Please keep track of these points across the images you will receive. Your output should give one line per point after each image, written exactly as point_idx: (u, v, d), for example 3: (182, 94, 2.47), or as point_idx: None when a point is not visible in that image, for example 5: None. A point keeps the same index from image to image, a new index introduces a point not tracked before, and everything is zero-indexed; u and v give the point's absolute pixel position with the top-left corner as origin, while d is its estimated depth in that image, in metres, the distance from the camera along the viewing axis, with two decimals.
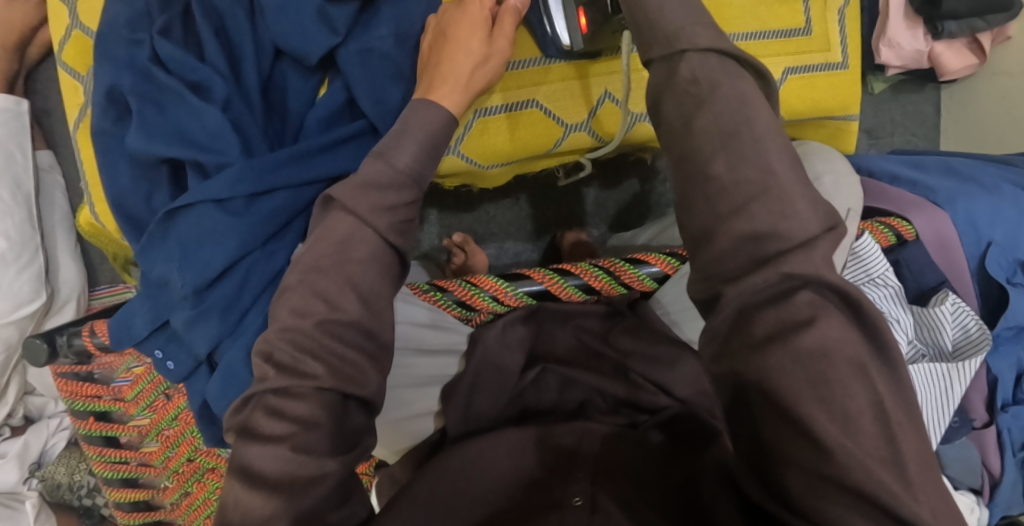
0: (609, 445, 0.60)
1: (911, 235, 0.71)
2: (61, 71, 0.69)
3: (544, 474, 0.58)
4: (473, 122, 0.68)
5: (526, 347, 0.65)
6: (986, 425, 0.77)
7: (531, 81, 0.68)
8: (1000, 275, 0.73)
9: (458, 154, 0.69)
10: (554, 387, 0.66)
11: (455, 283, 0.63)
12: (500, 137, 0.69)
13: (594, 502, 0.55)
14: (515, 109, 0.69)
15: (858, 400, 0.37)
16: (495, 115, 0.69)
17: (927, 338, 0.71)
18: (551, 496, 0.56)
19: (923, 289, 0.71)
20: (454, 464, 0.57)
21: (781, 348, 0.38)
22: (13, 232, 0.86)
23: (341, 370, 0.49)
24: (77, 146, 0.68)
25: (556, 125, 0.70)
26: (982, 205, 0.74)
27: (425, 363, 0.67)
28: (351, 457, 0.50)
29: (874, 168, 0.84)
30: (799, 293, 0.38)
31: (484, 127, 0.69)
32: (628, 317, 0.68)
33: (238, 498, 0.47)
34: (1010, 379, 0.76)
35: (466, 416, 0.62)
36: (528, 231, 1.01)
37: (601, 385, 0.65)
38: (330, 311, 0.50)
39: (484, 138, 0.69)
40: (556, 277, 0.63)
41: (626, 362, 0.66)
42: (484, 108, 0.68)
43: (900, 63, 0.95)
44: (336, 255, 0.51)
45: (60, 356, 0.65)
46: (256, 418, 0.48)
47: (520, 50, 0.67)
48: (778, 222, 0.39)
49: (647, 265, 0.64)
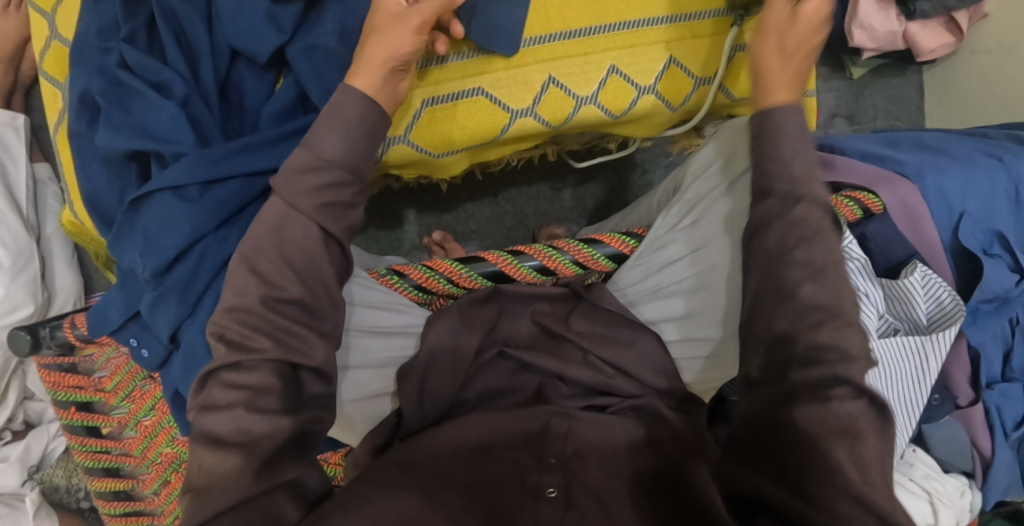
0: (577, 434, 0.59)
1: (880, 208, 0.69)
2: (43, 79, 0.70)
3: (516, 456, 0.57)
4: (421, 112, 0.65)
5: (485, 328, 0.65)
6: (972, 402, 0.73)
7: (477, 69, 0.65)
8: (975, 246, 0.71)
9: (408, 143, 0.67)
10: (506, 370, 0.66)
11: (413, 267, 0.64)
12: (450, 126, 0.66)
13: (568, 495, 0.54)
14: (462, 98, 0.65)
15: (869, 447, 0.46)
16: (443, 104, 0.65)
17: (899, 312, 0.70)
18: (525, 484, 0.55)
19: (891, 262, 0.72)
20: (422, 456, 0.57)
21: (820, 401, 0.47)
22: (9, 239, 0.90)
23: (287, 345, 0.50)
24: (57, 148, 0.70)
25: (502, 112, 0.66)
26: (953, 175, 0.73)
27: (380, 345, 0.66)
28: (305, 419, 0.51)
29: (845, 147, 0.82)
30: (835, 383, 0.47)
31: (433, 117, 0.66)
32: (585, 301, 0.67)
33: (199, 465, 0.48)
34: (993, 356, 0.74)
35: (420, 398, 0.62)
36: (506, 229, 1.02)
37: (561, 369, 0.64)
38: (270, 290, 0.51)
39: (434, 127, 0.66)
40: (511, 258, 0.63)
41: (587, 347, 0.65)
42: (432, 97, 0.65)
43: (874, 45, 0.95)
44: (294, 231, 0.51)
45: (43, 348, 0.68)
46: (214, 392, 0.49)
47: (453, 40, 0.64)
48: (836, 337, 0.48)
49: (602, 245, 0.65)
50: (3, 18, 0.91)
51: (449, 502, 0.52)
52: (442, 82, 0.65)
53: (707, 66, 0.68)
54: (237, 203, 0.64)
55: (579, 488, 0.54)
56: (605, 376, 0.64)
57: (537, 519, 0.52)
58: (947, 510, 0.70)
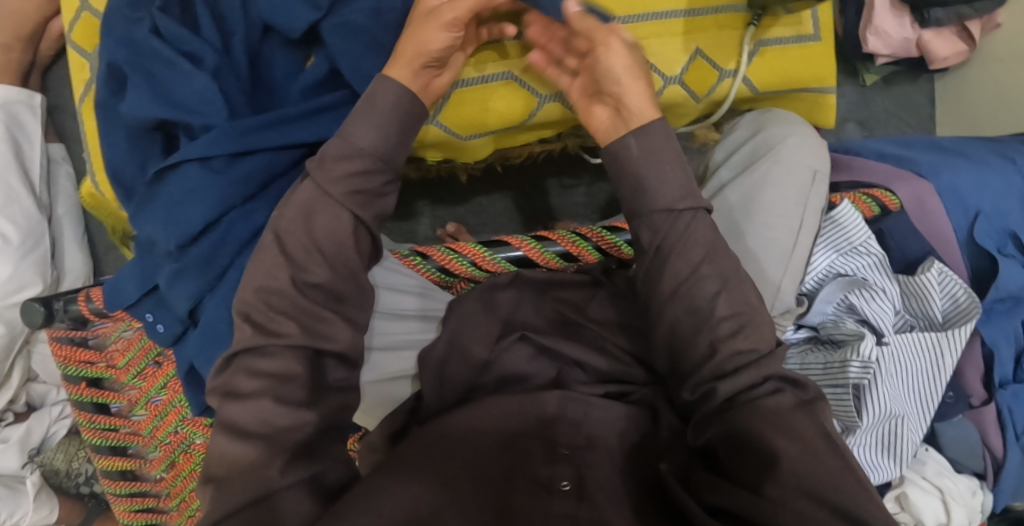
0: (592, 427, 0.59)
1: (895, 206, 0.70)
2: (69, 49, 0.70)
3: (529, 447, 0.57)
4: (449, 94, 0.65)
5: (507, 312, 0.65)
6: (985, 402, 0.74)
7: (506, 54, 0.66)
8: (991, 245, 0.71)
9: (436, 125, 0.67)
10: (528, 355, 0.65)
11: (437, 248, 0.66)
12: (478, 109, 0.67)
13: (582, 488, 0.53)
14: (490, 82, 0.66)
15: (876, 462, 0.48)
16: (471, 87, 0.66)
17: (915, 308, 0.70)
18: (538, 474, 0.55)
19: (909, 259, 0.71)
20: (435, 439, 0.56)
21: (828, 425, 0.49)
22: (21, 217, 0.90)
23: (312, 325, 0.51)
24: (81, 119, 0.70)
25: (530, 97, 0.67)
26: (966, 176, 0.73)
27: (402, 328, 0.67)
28: (325, 404, 0.52)
29: (860, 149, 0.83)
30: None
31: (460, 99, 0.66)
32: (605, 287, 0.68)
33: (219, 454, 0.49)
34: (1005, 354, 0.73)
35: (440, 384, 0.61)
36: (519, 223, 1.01)
37: (579, 356, 0.64)
38: (299, 271, 0.52)
39: (460, 109, 0.66)
40: (534, 243, 0.66)
41: (607, 334, 0.65)
42: (461, 80, 0.65)
43: (888, 52, 0.96)
44: (326, 214, 0.52)
45: (57, 321, 0.68)
46: (237, 375, 0.51)
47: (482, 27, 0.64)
48: None
49: (624, 233, 0.67)
50: None
51: (463, 495, 0.51)
52: (471, 65, 0.65)
53: (729, 57, 0.68)
54: (265, 176, 0.64)
55: (593, 481, 0.54)
56: (624, 365, 0.64)
57: (550, 511, 0.51)
58: (959, 508, 0.70)
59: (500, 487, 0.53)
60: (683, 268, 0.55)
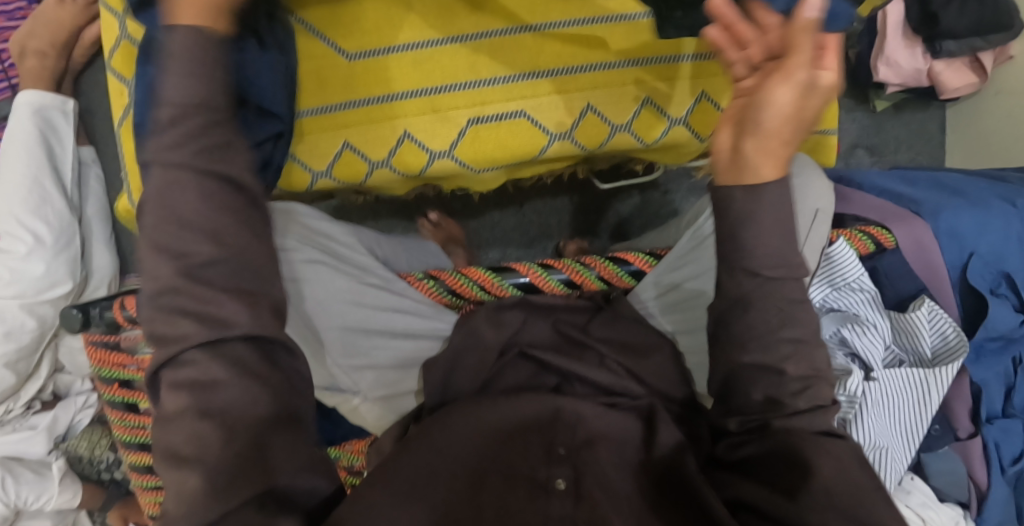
0: (589, 424, 0.58)
1: (892, 244, 0.72)
2: (109, 76, 0.73)
3: (528, 443, 0.56)
4: (466, 129, 0.64)
5: (511, 330, 0.66)
6: (971, 436, 0.76)
7: (520, 93, 0.64)
8: (983, 286, 0.73)
9: (450, 158, 0.65)
10: (527, 371, 0.65)
11: (448, 272, 0.68)
12: (491, 145, 0.65)
13: (578, 487, 0.53)
14: (505, 119, 0.64)
15: None
16: (487, 124, 0.64)
17: (905, 344, 0.72)
18: (535, 474, 0.54)
19: (902, 297, 0.74)
20: (436, 433, 0.55)
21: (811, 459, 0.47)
22: (54, 219, 0.95)
23: (237, 326, 0.42)
24: (121, 140, 0.73)
25: (540, 134, 0.65)
26: (967, 217, 0.75)
27: (406, 345, 0.66)
28: None
29: (863, 183, 0.84)
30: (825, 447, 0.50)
31: (475, 135, 0.64)
32: (605, 310, 0.69)
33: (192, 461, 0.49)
34: (995, 391, 0.76)
35: (443, 390, 0.63)
36: (529, 238, 1.04)
37: (574, 369, 0.63)
38: None
39: (477, 145, 0.65)
40: (541, 271, 0.68)
41: (607, 351, 0.65)
42: (477, 116, 0.64)
43: (898, 81, 0.97)
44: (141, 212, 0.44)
45: (92, 326, 0.71)
46: None
47: (478, 67, 0.63)
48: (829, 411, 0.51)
49: (625, 264, 0.70)
50: (61, 7, 0.97)
51: (458, 499, 0.51)
52: (486, 101, 0.64)
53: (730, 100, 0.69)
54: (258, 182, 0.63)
55: (589, 479, 0.54)
56: (621, 378, 0.63)
57: (549, 515, 0.51)
58: None
59: (496, 488, 0.52)
60: (760, 323, 0.48)
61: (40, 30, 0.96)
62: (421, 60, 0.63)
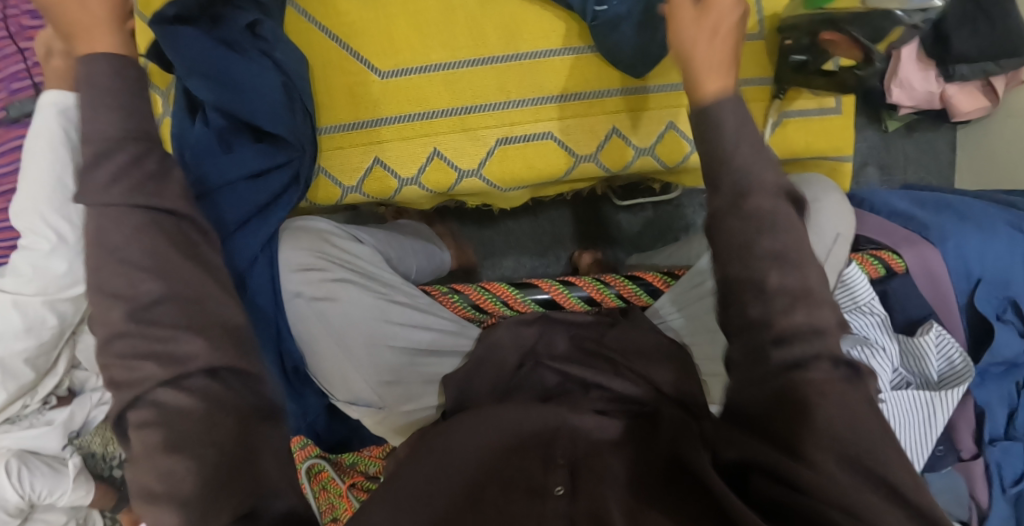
0: (589, 434, 0.58)
1: (901, 269, 0.75)
2: (142, 85, 0.73)
3: (527, 449, 0.56)
4: (494, 149, 0.66)
5: (520, 343, 0.67)
6: (973, 456, 0.78)
7: (548, 114, 0.66)
8: (989, 311, 0.75)
9: (478, 177, 0.67)
10: (550, 381, 0.66)
11: (472, 287, 0.72)
12: (518, 165, 0.67)
13: (574, 489, 0.53)
14: (533, 140, 0.66)
15: None
16: (515, 144, 0.67)
17: (912, 367, 0.74)
18: (533, 481, 0.54)
19: (911, 319, 0.75)
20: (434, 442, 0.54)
21: None
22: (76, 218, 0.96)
23: None
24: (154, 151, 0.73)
25: (566, 156, 0.67)
26: (975, 242, 0.76)
27: (431, 363, 0.69)
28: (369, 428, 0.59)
29: (876, 204, 0.86)
30: None
31: (504, 155, 0.67)
32: (621, 323, 0.70)
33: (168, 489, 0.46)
34: (998, 413, 0.77)
35: (461, 402, 0.64)
36: (542, 247, 1.06)
37: (591, 378, 0.64)
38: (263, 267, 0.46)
39: (505, 165, 0.67)
40: (562, 288, 0.71)
41: (621, 359, 0.66)
42: (506, 137, 0.66)
43: (911, 103, 1.00)
44: (137, 224, 0.42)
45: None
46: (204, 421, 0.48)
47: (508, 87, 0.66)
48: None
49: (642, 282, 0.74)
50: None
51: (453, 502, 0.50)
52: (515, 123, 0.66)
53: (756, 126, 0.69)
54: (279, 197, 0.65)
55: (587, 483, 0.53)
56: (634, 385, 0.63)
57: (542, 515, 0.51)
58: None
59: (494, 498, 0.51)
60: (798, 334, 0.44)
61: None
62: (453, 80, 0.66)
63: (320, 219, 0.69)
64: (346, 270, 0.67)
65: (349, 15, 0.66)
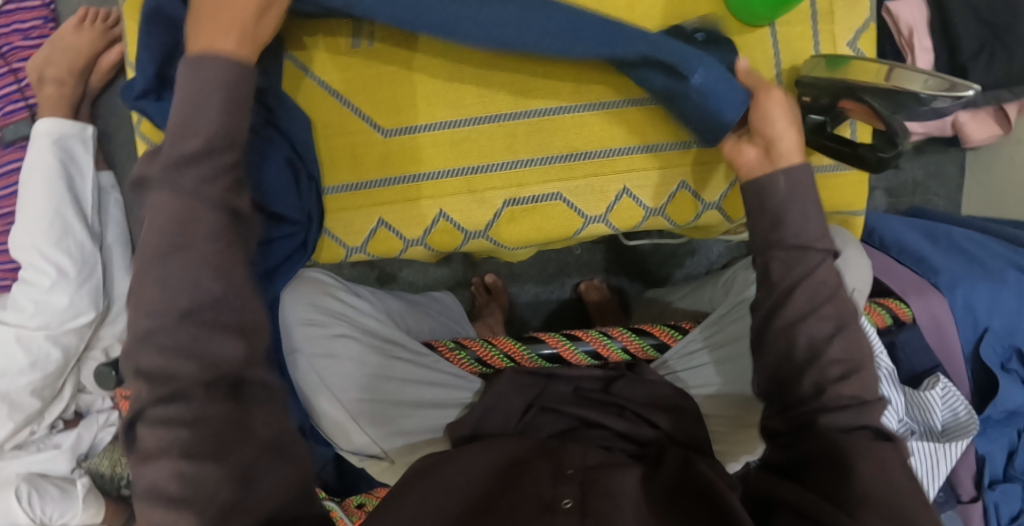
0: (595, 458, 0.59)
1: (907, 317, 0.74)
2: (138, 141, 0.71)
3: (534, 469, 0.56)
4: (501, 211, 0.67)
5: (526, 391, 0.67)
6: (973, 499, 0.78)
7: (556, 175, 0.67)
8: (994, 361, 0.75)
9: (485, 238, 0.69)
10: (554, 424, 0.67)
11: (478, 342, 0.73)
12: (528, 226, 0.68)
13: (586, 506, 0.52)
14: (540, 201, 0.67)
15: None
16: (523, 206, 0.67)
17: (917, 416, 0.73)
18: (541, 495, 0.53)
19: (917, 371, 0.75)
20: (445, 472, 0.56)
21: None
22: (76, 250, 0.95)
23: None
24: None
25: (576, 217, 0.68)
26: (984, 292, 0.75)
27: (433, 413, 0.67)
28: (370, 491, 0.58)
29: (886, 237, 0.86)
30: None
31: (512, 216, 0.68)
32: (629, 375, 0.69)
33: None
34: (998, 457, 0.78)
35: None
36: (548, 274, 1.05)
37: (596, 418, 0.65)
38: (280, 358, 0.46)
39: (513, 226, 0.68)
40: (568, 342, 0.72)
41: (630, 402, 0.66)
42: (513, 198, 0.67)
43: (921, 129, 0.98)
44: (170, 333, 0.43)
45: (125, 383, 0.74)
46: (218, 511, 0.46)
47: (516, 147, 0.66)
48: None
49: (650, 336, 0.74)
50: (79, 33, 0.95)
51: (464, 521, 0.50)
52: (523, 185, 0.67)
53: None
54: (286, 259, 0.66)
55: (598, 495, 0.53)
56: (636, 424, 0.65)
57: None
58: None
59: (505, 506, 0.52)
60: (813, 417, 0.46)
61: (59, 57, 0.95)
62: (459, 139, 0.66)
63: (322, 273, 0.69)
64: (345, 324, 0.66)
65: (351, 72, 0.65)
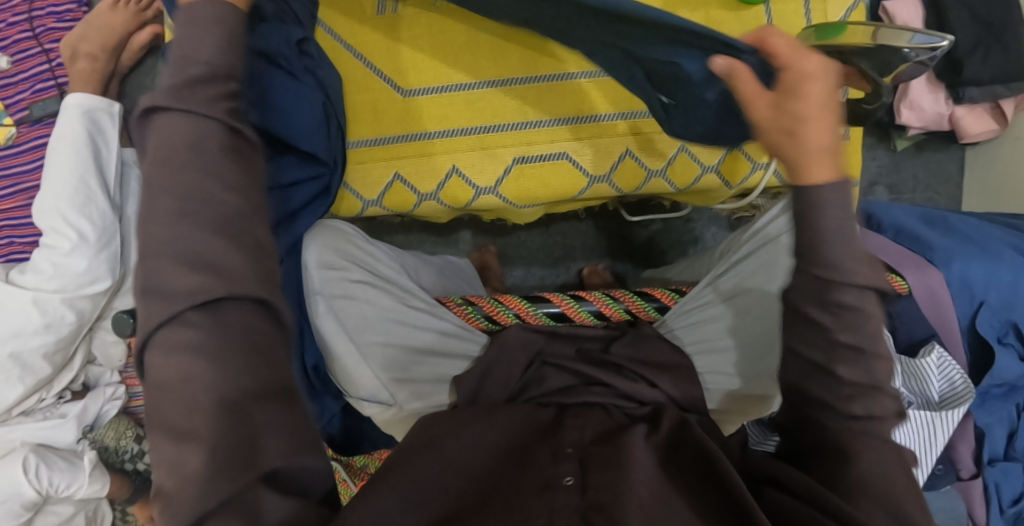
0: (591, 435, 0.59)
1: (904, 290, 0.74)
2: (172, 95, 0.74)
3: (535, 450, 0.57)
4: (511, 167, 0.71)
5: (520, 349, 0.68)
6: (973, 476, 0.79)
7: (564, 136, 0.71)
8: (990, 334, 0.76)
9: (495, 195, 0.72)
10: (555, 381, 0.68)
11: (485, 300, 0.74)
12: (534, 183, 0.72)
13: (586, 482, 0.52)
14: (548, 159, 0.71)
15: None
16: (531, 163, 0.71)
17: (914, 387, 0.75)
18: (542, 476, 0.54)
19: (913, 341, 0.78)
20: (448, 448, 0.57)
21: None
22: (97, 218, 0.98)
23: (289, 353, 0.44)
24: None
25: (581, 176, 0.72)
26: (978, 265, 0.77)
27: (442, 364, 0.69)
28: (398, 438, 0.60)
29: (880, 219, 0.88)
30: None
31: (521, 173, 0.71)
32: (629, 334, 0.71)
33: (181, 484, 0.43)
34: (998, 434, 0.78)
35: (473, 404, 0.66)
36: (554, 258, 1.08)
37: (597, 375, 0.65)
38: None
39: (521, 183, 0.72)
40: (573, 302, 0.75)
41: (625, 362, 0.67)
42: (522, 155, 0.71)
43: (920, 124, 1.01)
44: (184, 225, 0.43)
45: None
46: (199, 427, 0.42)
47: (526, 108, 0.70)
48: None
49: (652, 299, 0.76)
50: (113, 13, 1.01)
51: (458, 507, 0.52)
52: (531, 143, 0.71)
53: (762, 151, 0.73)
54: (307, 203, 0.70)
55: (597, 472, 0.53)
56: (637, 383, 0.65)
57: (553, 506, 0.50)
58: None
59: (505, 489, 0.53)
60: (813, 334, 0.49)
61: (93, 35, 1.00)
62: (472, 99, 0.70)
63: (343, 222, 0.71)
64: (363, 270, 0.69)
65: (372, 35, 0.71)
